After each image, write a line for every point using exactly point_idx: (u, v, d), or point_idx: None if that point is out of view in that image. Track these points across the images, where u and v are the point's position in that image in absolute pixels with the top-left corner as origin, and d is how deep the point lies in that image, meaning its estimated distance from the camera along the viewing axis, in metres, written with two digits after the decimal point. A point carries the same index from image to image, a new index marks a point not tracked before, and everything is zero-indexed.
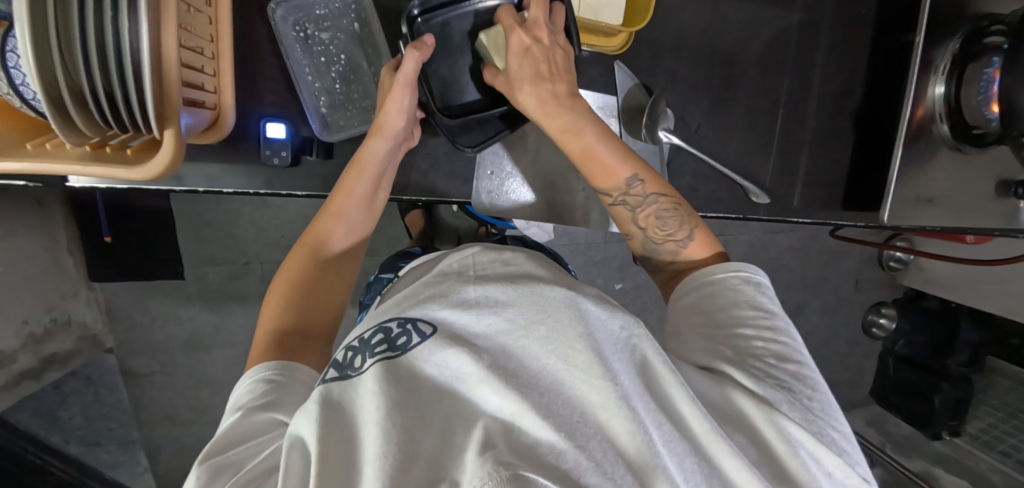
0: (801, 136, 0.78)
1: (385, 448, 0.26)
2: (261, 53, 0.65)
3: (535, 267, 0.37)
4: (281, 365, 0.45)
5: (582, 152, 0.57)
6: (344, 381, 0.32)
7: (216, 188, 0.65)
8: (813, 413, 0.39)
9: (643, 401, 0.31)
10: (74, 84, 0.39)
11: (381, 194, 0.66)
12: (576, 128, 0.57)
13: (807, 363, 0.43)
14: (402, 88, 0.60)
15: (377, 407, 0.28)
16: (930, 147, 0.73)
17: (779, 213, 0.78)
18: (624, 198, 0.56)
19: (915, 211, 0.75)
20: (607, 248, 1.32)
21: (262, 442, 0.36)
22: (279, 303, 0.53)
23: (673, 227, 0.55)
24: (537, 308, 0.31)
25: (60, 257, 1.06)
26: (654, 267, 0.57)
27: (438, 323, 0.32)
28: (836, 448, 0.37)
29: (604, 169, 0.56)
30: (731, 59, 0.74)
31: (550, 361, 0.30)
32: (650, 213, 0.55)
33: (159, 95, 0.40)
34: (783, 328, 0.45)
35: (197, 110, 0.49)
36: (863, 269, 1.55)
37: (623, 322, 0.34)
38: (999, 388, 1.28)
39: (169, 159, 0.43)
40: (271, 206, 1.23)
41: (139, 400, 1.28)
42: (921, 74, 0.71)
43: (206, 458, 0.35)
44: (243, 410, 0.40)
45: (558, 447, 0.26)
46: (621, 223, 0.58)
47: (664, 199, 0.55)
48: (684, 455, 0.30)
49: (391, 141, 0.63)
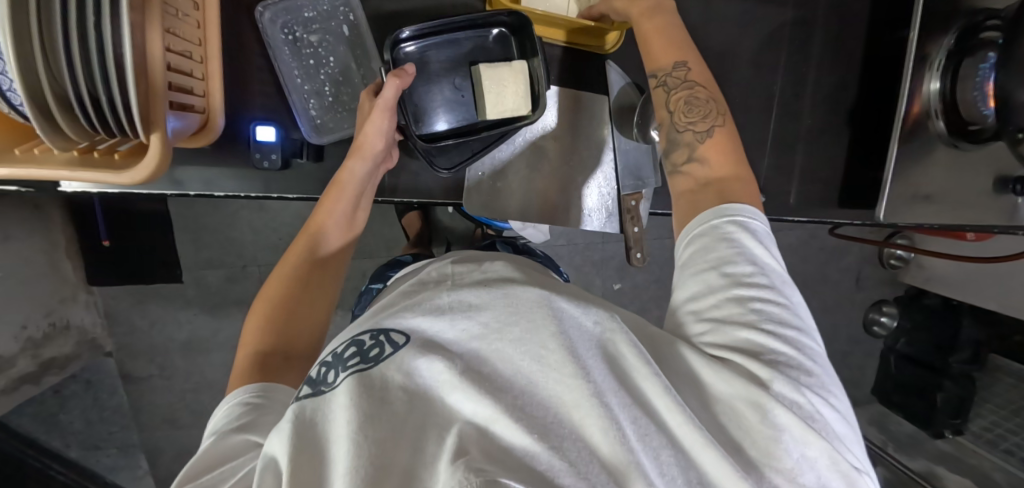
0: (796, 135, 0.77)
1: (355, 459, 0.26)
2: (251, 56, 0.64)
3: (510, 270, 0.38)
4: (260, 387, 0.45)
5: (649, 30, 0.61)
6: (317, 397, 0.32)
7: (207, 192, 0.65)
8: (806, 389, 0.37)
9: (617, 396, 0.31)
10: (59, 89, 0.38)
11: (361, 213, 0.66)
12: (648, 12, 0.61)
13: (806, 329, 0.41)
14: (381, 113, 0.60)
15: (346, 418, 0.28)
16: (926, 144, 0.72)
17: (775, 212, 0.77)
18: (666, 80, 0.59)
19: (908, 208, 0.73)
20: (604, 248, 1.32)
21: (229, 467, 0.36)
22: (259, 324, 0.53)
23: (697, 118, 0.57)
24: (510, 310, 0.32)
25: (58, 261, 1.07)
26: (672, 165, 0.57)
27: (411, 331, 0.32)
28: (827, 432, 0.36)
29: (661, 48, 0.60)
30: (725, 58, 0.74)
31: (523, 362, 0.30)
32: (681, 96, 0.58)
33: (143, 98, 0.40)
34: (780, 287, 0.43)
35: (186, 114, 0.49)
36: (863, 267, 1.54)
37: (597, 318, 0.34)
38: (1002, 386, 1.27)
39: (155, 162, 0.43)
40: (268, 210, 1.23)
41: (138, 403, 1.28)
42: (916, 69, 0.70)
43: (182, 484, 0.35)
44: (218, 434, 0.40)
45: (532, 451, 0.26)
46: (654, 108, 0.61)
47: (698, 89, 0.58)
48: (661, 447, 0.31)
49: (370, 163, 0.63)
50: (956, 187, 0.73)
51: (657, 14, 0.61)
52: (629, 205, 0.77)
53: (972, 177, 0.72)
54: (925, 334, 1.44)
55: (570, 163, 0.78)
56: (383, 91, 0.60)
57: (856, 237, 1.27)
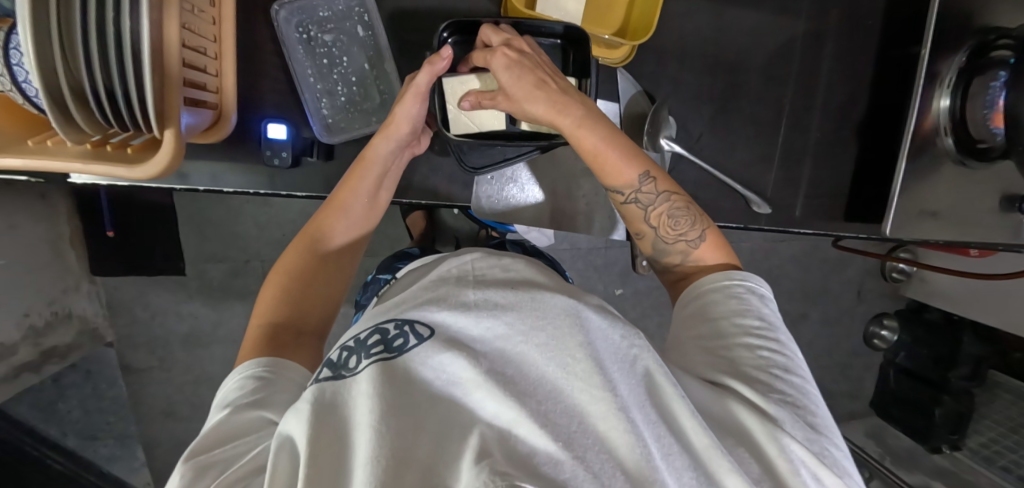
0: (804, 147, 0.77)
1: (378, 451, 0.26)
2: (264, 54, 0.65)
3: (534, 273, 0.38)
4: (270, 361, 0.45)
5: (592, 152, 0.56)
6: (337, 381, 0.32)
7: (215, 187, 0.65)
8: (817, 432, 0.39)
9: (642, 412, 0.31)
10: (75, 82, 0.39)
11: (385, 195, 0.67)
12: (585, 128, 0.55)
13: (806, 377, 0.44)
14: (413, 97, 0.60)
15: (370, 410, 0.28)
16: (935, 160, 0.72)
17: (781, 223, 0.77)
18: (636, 196, 0.57)
19: (914, 224, 0.73)
20: (607, 253, 1.32)
21: (247, 441, 0.36)
22: (274, 296, 0.54)
23: (685, 227, 0.56)
24: (538, 315, 0.32)
25: (63, 250, 1.07)
26: (666, 265, 0.59)
27: (435, 326, 0.32)
28: (839, 470, 0.38)
29: (615, 171, 0.56)
30: (736, 69, 0.74)
31: (549, 368, 0.30)
32: (662, 211, 0.56)
33: (158, 93, 0.40)
34: (785, 342, 0.46)
35: (199, 110, 0.49)
36: (864, 280, 1.54)
37: (624, 332, 0.34)
38: (999, 402, 1.28)
39: (169, 156, 0.43)
40: (273, 205, 1.24)
41: (138, 394, 1.29)
42: (927, 87, 0.69)
43: (194, 454, 0.36)
44: (232, 407, 0.40)
45: (557, 458, 0.26)
46: (630, 221, 0.59)
47: (675, 198, 0.57)
48: (683, 469, 0.31)
49: (396, 143, 0.63)
50: (961, 204, 0.73)
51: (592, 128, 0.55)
52: None
53: (976, 195, 0.72)
54: (923, 347, 1.42)
55: (578, 168, 0.79)
56: (417, 77, 0.60)
57: (860, 252, 1.27)
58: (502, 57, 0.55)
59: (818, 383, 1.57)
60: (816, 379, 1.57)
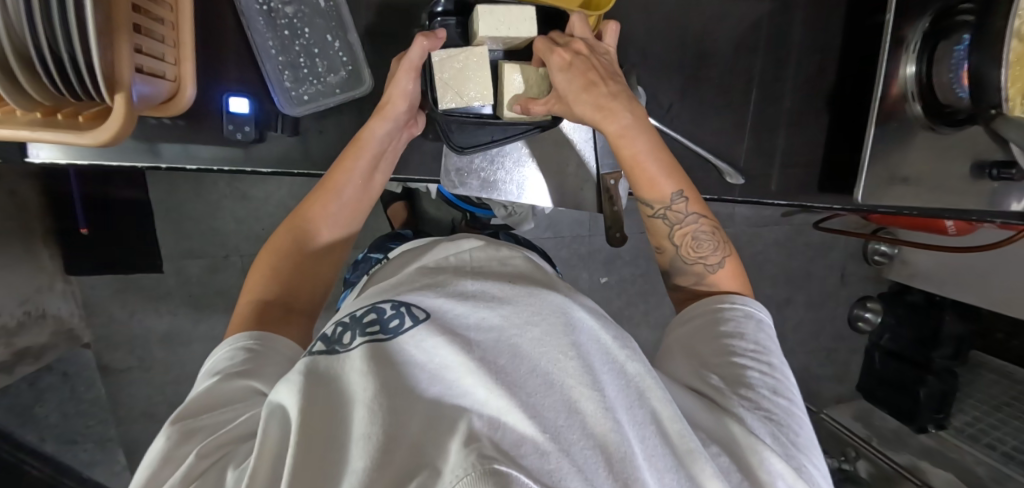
0: (777, 118, 0.77)
1: (372, 427, 0.27)
2: (224, 31, 0.65)
3: (528, 268, 0.43)
4: (256, 335, 0.48)
5: (631, 159, 0.58)
6: (332, 355, 0.34)
7: (180, 164, 0.66)
8: (795, 448, 0.42)
9: (627, 413, 0.32)
10: (18, 43, 0.38)
11: (381, 175, 0.68)
12: (630, 135, 0.57)
13: (796, 401, 0.47)
14: (407, 72, 0.61)
15: (365, 385, 0.30)
16: (904, 126, 0.71)
17: (754, 194, 0.78)
18: (665, 212, 0.59)
19: (885, 191, 0.73)
20: (591, 241, 1.32)
21: (235, 409, 0.39)
22: (268, 271, 0.57)
23: (707, 251, 0.59)
24: (533, 310, 0.35)
25: (35, 248, 1.06)
26: (674, 284, 0.61)
27: (431, 309, 0.35)
28: (811, 482, 0.41)
29: (649, 183, 0.59)
30: (705, 39, 0.74)
31: (541, 360, 0.32)
32: (688, 232, 0.59)
33: (105, 55, 0.39)
34: (777, 365, 0.49)
35: (156, 80, 0.48)
36: (847, 263, 1.55)
37: (615, 337, 0.37)
38: (984, 381, 1.32)
39: (117, 125, 0.41)
40: (252, 199, 1.22)
41: (117, 396, 1.26)
42: (893, 54, 0.69)
43: (178, 419, 0.38)
44: (220, 375, 0.42)
45: (541, 446, 0.26)
46: (653, 236, 0.62)
47: (703, 221, 0.59)
48: (664, 468, 0.31)
49: (391, 123, 0.63)
50: (934, 170, 0.72)
51: (632, 136, 0.57)
52: (608, 184, 0.76)
53: (951, 160, 0.72)
54: (907, 329, 1.42)
55: (552, 142, 0.78)
56: (410, 51, 0.61)
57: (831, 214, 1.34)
58: (561, 54, 0.59)
59: (805, 367, 1.58)
60: (803, 363, 1.58)
